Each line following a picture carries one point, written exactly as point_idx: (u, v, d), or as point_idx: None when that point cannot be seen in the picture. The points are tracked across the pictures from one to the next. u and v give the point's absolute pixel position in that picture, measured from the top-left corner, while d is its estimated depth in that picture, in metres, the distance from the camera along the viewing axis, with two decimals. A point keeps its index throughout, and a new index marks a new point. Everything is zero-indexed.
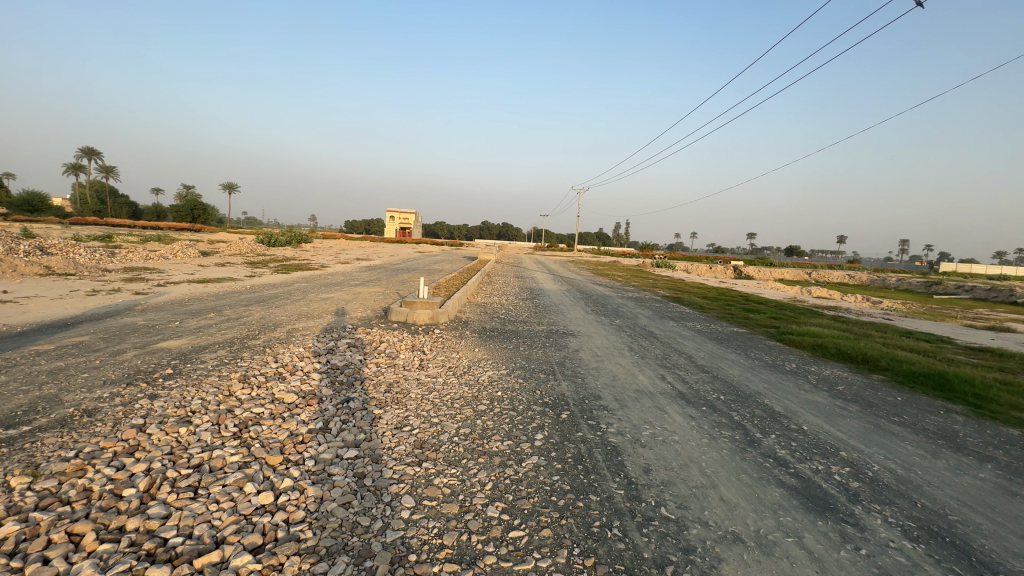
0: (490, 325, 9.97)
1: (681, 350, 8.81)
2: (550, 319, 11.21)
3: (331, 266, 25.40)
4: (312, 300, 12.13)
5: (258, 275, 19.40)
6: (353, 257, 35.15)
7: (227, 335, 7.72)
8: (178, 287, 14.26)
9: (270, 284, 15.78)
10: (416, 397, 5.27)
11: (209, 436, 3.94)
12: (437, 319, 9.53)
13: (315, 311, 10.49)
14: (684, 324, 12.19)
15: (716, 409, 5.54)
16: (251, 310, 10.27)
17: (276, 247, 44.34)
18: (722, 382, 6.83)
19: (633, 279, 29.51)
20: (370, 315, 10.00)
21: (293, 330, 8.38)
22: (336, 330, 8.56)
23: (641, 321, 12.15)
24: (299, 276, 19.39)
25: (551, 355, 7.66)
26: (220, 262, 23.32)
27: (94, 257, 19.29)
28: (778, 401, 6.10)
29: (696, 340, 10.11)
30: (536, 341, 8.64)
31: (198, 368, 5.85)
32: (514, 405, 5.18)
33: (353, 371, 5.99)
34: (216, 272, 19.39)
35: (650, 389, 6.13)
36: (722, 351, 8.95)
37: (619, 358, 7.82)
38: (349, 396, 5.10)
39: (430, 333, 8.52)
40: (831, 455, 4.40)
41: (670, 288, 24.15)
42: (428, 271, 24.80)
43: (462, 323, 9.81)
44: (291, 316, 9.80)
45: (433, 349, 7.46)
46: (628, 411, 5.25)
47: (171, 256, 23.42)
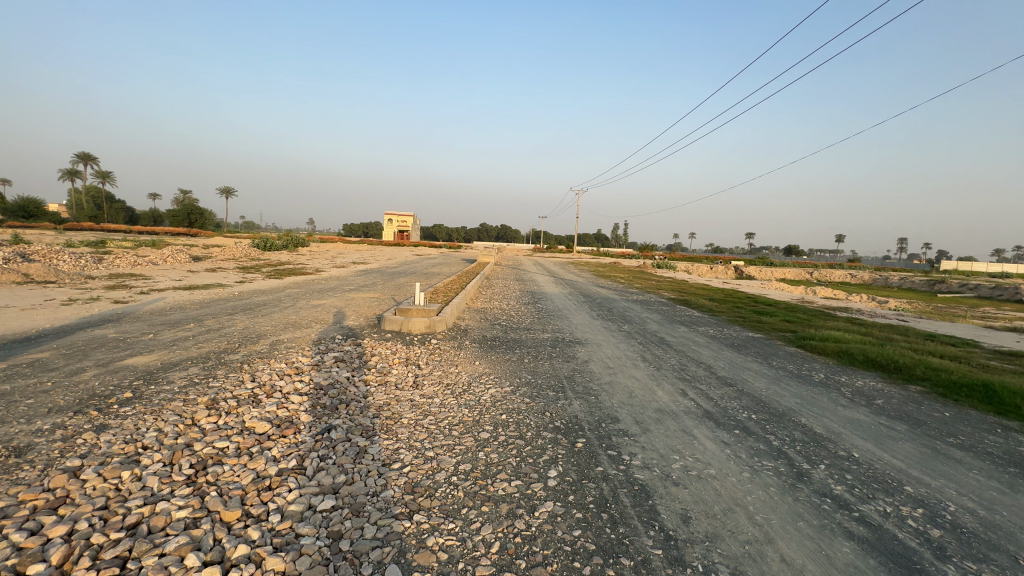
0: (492, 333, 9.28)
1: (698, 359, 8.12)
2: (555, 326, 10.52)
3: (326, 271, 24.70)
4: (302, 308, 11.45)
5: (249, 280, 18.71)
6: (349, 260, 34.45)
7: (204, 349, 7.04)
8: (162, 294, 13.57)
9: (260, 290, 15.11)
10: (409, 423, 4.59)
11: (154, 483, 3.25)
12: (433, 329, 8.85)
13: (304, 320, 9.82)
14: (696, 330, 11.51)
15: (751, 433, 4.85)
16: (235, 320, 9.59)
17: (271, 250, 43.74)
18: (749, 397, 6.15)
19: (636, 280, 28.92)
20: (362, 324, 9.32)
21: (277, 342, 7.70)
22: (324, 341, 7.88)
23: (651, 327, 11.46)
24: (292, 281, 18.73)
25: (559, 368, 6.98)
26: (210, 267, 22.60)
27: (78, 264, 18.60)
28: (817, 420, 5.42)
29: (712, 348, 9.42)
30: (541, 351, 7.96)
31: (162, 390, 5.17)
32: (521, 432, 4.51)
33: (339, 392, 5.31)
34: (206, 278, 18.74)
35: (673, 408, 5.45)
36: (742, 360, 8.28)
37: (632, 369, 7.14)
38: (331, 424, 4.42)
39: (426, 345, 7.83)
40: (897, 492, 3.73)
41: (674, 290, 23.54)
42: (425, 275, 24.13)
43: (461, 332, 9.13)
44: (277, 326, 9.13)
45: (429, 362, 6.78)
46: (651, 437, 4.57)
47: (161, 261, 22.74)
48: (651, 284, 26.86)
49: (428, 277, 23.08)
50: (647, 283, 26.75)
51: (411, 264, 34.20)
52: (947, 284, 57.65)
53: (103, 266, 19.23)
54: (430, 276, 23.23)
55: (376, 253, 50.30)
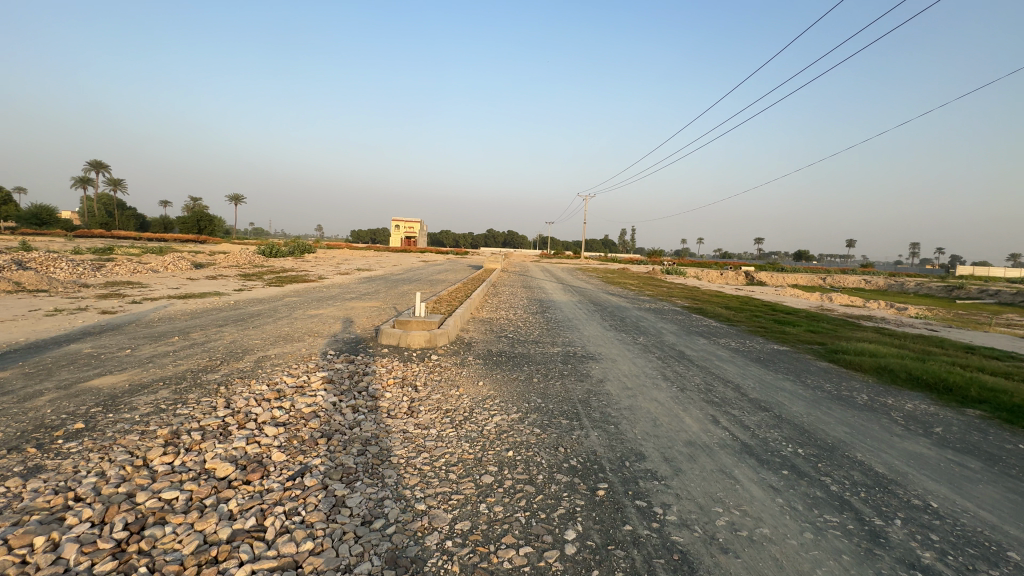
0: (498, 348, 8.56)
1: (725, 378, 7.35)
2: (565, 339, 9.80)
3: (329, 278, 24.16)
4: (298, 319, 10.84)
5: (249, 288, 18.22)
6: (354, 267, 33.93)
7: (181, 368, 6.40)
8: (155, 304, 13.03)
9: (258, 299, 14.55)
10: (399, 463, 3.90)
11: (71, 556, 2.59)
12: (434, 343, 8.19)
13: (298, 332, 9.18)
14: (717, 342, 10.71)
15: (802, 474, 4.10)
16: (224, 332, 8.96)
17: (277, 257, 43.61)
18: (789, 424, 5.40)
19: (647, 287, 28.14)
20: (359, 338, 8.66)
21: (264, 359, 7.06)
22: (315, 357, 7.22)
23: (669, 339, 10.68)
24: (293, 289, 18.21)
25: (571, 389, 6.27)
26: (212, 275, 22.13)
27: (76, 272, 18.18)
28: (874, 455, 4.66)
29: (738, 363, 8.64)
30: (551, 369, 7.25)
31: (119, 420, 4.52)
32: (531, 476, 3.80)
33: (321, 422, 4.63)
34: (205, 285, 18.24)
35: (706, 441, 4.72)
36: (773, 379, 7.51)
37: (653, 390, 6.40)
38: (305, 466, 3.74)
39: (425, 361, 7.16)
40: (1003, 564, 2.97)
41: (687, 297, 22.71)
42: (430, 282, 23.51)
43: (465, 346, 8.45)
44: (268, 339, 8.49)
45: (428, 383, 6.09)
46: (685, 481, 3.84)
47: (161, 269, 22.34)
48: (662, 291, 25.97)
49: (432, 284, 22.46)
50: (658, 291, 25.84)
51: (417, 271, 33.59)
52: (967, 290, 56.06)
53: (102, 274, 18.81)
54: (435, 284, 22.60)
55: (382, 259, 49.91)
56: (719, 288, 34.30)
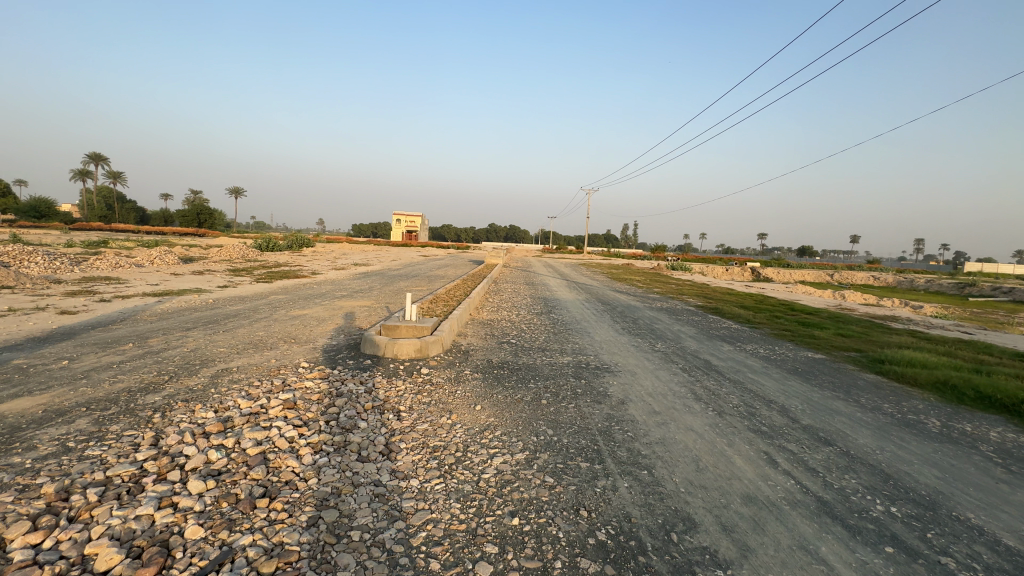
0: (499, 358, 7.43)
1: (766, 398, 6.23)
2: (576, 346, 8.68)
3: (323, 273, 23.08)
4: (277, 321, 9.75)
5: (236, 285, 17.17)
6: (350, 262, 32.78)
7: (117, 387, 5.30)
8: (127, 303, 11.96)
9: (241, 297, 13.47)
10: (361, 542, 2.80)
11: None
12: (426, 352, 7.10)
13: (273, 338, 8.08)
14: (743, 349, 9.55)
15: (914, 553, 3.01)
16: (188, 338, 7.87)
17: (273, 250, 42.65)
18: (865, 466, 4.30)
19: (655, 284, 27.04)
20: (341, 346, 7.56)
21: (223, 373, 5.97)
22: (284, 371, 6.12)
23: (690, 346, 9.55)
24: (282, 285, 17.14)
25: (588, 414, 5.17)
26: (199, 269, 21.04)
27: (51, 267, 17.11)
28: (993, 516, 3.55)
29: (774, 377, 7.52)
30: (562, 385, 6.14)
31: (1, 468, 3.43)
32: (545, 563, 2.71)
33: (267, 472, 3.54)
34: (189, 281, 17.18)
35: (770, 496, 3.63)
36: (822, 398, 6.41)
37: (685, 415, 5.31)
38: (227, 552, 2.65)
39: (414, 377, 6.06)
40: None
41: (699, 295, 21.55)
42: (428, 278, 22.38)
43: (461, 356, 7.35)
44: (235, 347, 7.39)
45: (413, 409, 4.98)
46: (760, 569, 2.75)
47: (146, 263, 21.30)
48: (672, 288, 24.79)
49: (430, 280, 21.36)
50: (667, 288, 24.67)
51: (415, 266, 32.45)
52: (980, 287, 54.73)
53: (80, 269, 17.73)
54: (434, 280, 21.48)
55: (381, 253, 48.77)
56: (728, 285, 33.15)
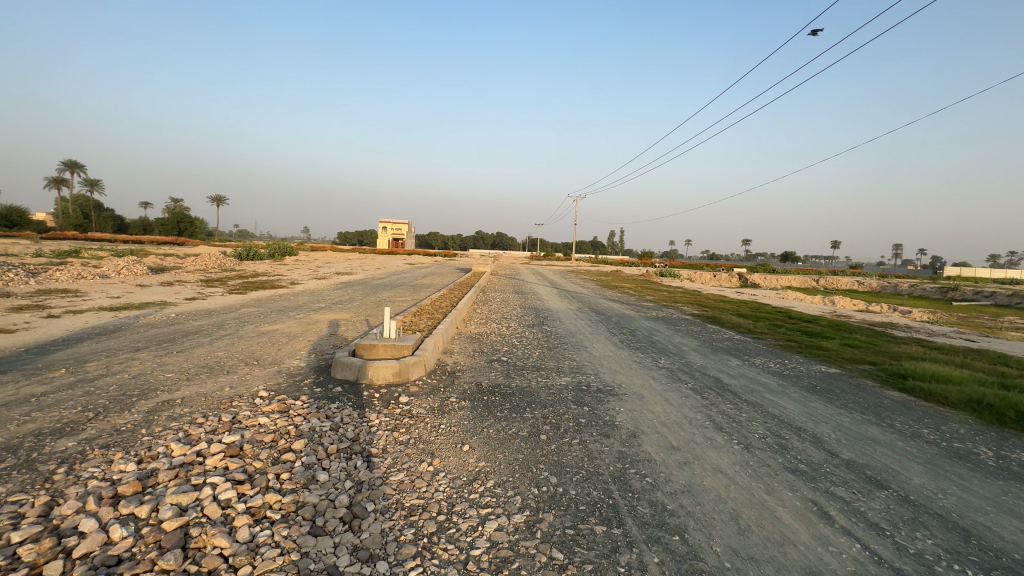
0: (488, 381, 6.58)
1: (793, 425, 5.49)
2: (573, 364, 7.88)
3: (301, 283, 21.98)
4: (243, 339, 8.79)
5: (206, 296, 16.07)
6: (332, 271, 31.63)
7: (24, 429, 4.34)
8: (79, 318, 10.86)
9: (209, 311, 12.43)
10: None
11: None
12: (406, 375, 6.23)
13: (232, 360, 7.12)
14: (752, 363, 8.83)
15: None
16: (133, 362, 6.88)
17: (254, 259, 41.41)
18: (935, 518, 3.55)
19: (647, 291, 26.45)
20: (309, 369, 6.66)
21: (161, 407, 5.03)
22: (236, 403, 5.20)
23: (696, 361, 8.81)
24: (257, 297, 16.11)
25: (597, 454, 4.35)
26: (168, 280, 19.83)
27: (3, 278, 15.84)
28: None
29: (793, 397, 6.80)
30: (563, 414, 5.34)
31: None
32: None
33: (183, 559, 2.65)
34: (157, 293, 16.05)
35: (840, 571, 2.85)
36: (854, 424, 5.69)
37: (709, 452, 4.54)
38: None
39: (391, 408, 5.19)
40: None
41: (693, 303, 20.95)
42: (413, 288, 21.42)
43: (446, 379, 6.49)
44: (186, 372, 6.43)
45: (386, 452, 4.11)
46: None
47: (111, 275, 20.01)
48: (664, 296, 24.18)
49: (415, 290, 20.43)
50: (660, 296, 24.09)
51: (400, 274, 31.43)
52: (963, 291, 55.32)
53: (35, 281, 16.45)
54: (418, 290, 20.55)
55: (366, 262, 47.59)
56: (719, 291, 32.76)
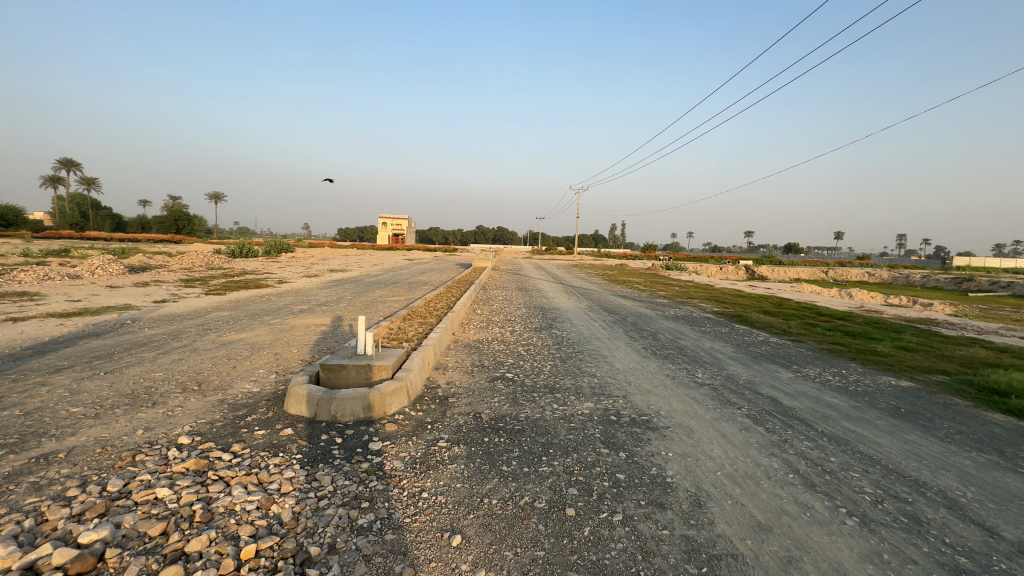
0: (490, 412, 5.09)
1: (907, 477, 4.02)
2: (594, 381, 6.43)
3: (289, 282, 20.45)
4: (195, 354, 7.28)
5: (179, 298, 14.56)
6: (325, 268, 30.14)
7: None
8: (17, 328, 9.37)
9: (172, 317, 10.90)
10: None
11: None
12: (382, 410, 4.70)
13: (167, 387, 5.63)
14: (807, 376, 7.34)
15: None
16: (40, 390, 5.39)
17: (246, 256, 39.91)
18: None
19: (658, 287, 24.91)
20: (260, 398, 5.18)
21: (28, 468, 3.55)
22: (140, 459, 3.72)
23: (740, 373, 7.34)
24: (236, 299, 14.62)
25: (653, 546, 2.89)
26: (145, 280, 18.36)
27: None
28: None
29: (880, 427, 5.31)
30: (593, 468, 3.89)
31: None
32: None
33: None
34: (126, 295, 14.57)
35: None
36: (985, 472, 4.21)
37: (816, 535, 3.09)
38: None
39: (355, 465, 3.71)
40: None
41: (712, 299, 19.43)
42: (407, 286, 19.89)
43: (436, 412, 4.98)
44: (99, 405, 4.94)
45: (332, 556, 2.65)
46: None
47: (83, 275, 18.55)
48: (679, 291, 22.62)
49: (409, 288, 18.89)
50: (674, 291, 22.51)
51: (396, 271, 29.82)
52: (979, 281, 53.51)
53: None
54: (413, 288, 19.01)
55: (363, 258, 46.04)
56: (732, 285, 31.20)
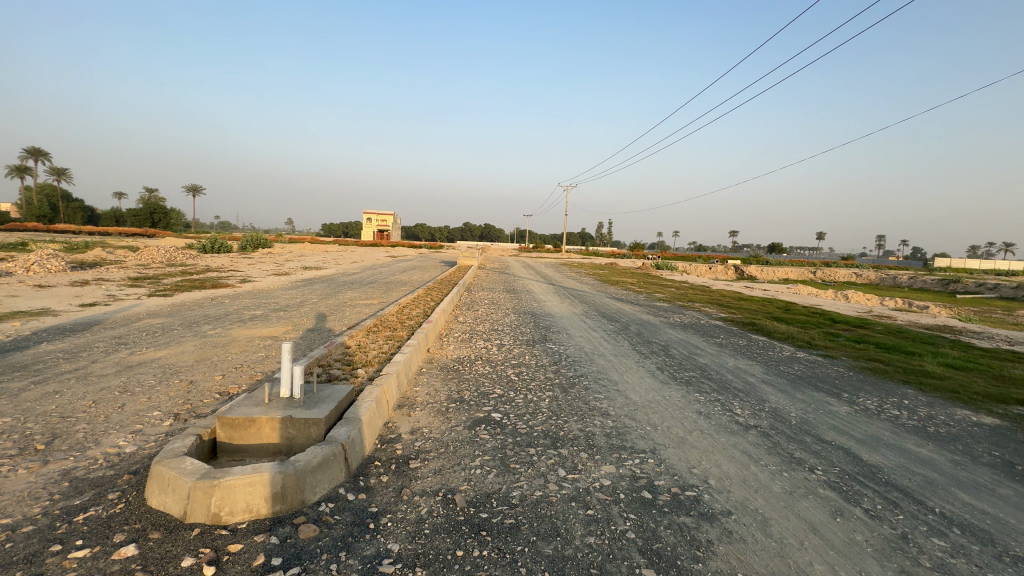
0: (467, 490, 3.44)
1: None
2: (607, 426, 4.83)
3: (253, 282, 18.50)
4: (79, 384, 5.47)
5: (114, 301, 12.62)
6: (299, 266, 28.09)
7: None
8: None
9: (88, 327, 9.00)
10: None
11: None
12: (287, 498, 2.96)
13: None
14: (870, 412, 5.85)
15: None
16: None
17: (218, 251, 37.72)
18: None
19: (654, 288, 23.50)
20: (124, 471, 3.44)
21: None
22: None
23: (786, 408, 5.82)
24: (182, 301, 12.74)
25: None
26: (85, 279, 16.26)
27: None
28: None
29: (1015, 502, 3.80)
30: None
31: None
32: None
33: None
34: (53, 297, 12.60)
35: None
36: None
37: None
38: None
39: None
40: None
41: (715, 303, 18.03)
42: (384, 286, 18.05)
43: (385, 493, 3.31)
44: None
45: None
46: None
47: (15, 272, 16.42)
48: (678, 293, 21.21)
49: (386, 289, 17.13)
50: (672, 294, 21.13)
51: (375, 269, 27.85)
52: (969, 283, 53.24)
53: None
54: (390, 289, 17.19)
55: (344, 254, 44.02)
56: (728, 286, 29.99)
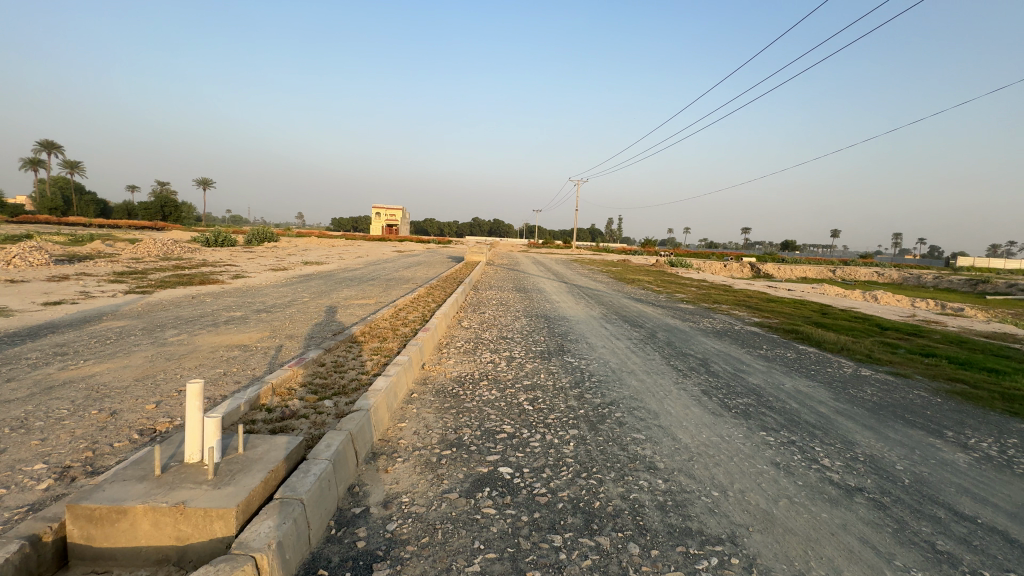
0: None
1: None
2: (660, 493, 3.47)
3: (246, 278, 17.29)
4: None
5: (84, 300, 11.43)
6: (300, 262, 26.89)
7: None
8: None
9: (34, 332, 7.77)
10: None
11: None
12: None
13: None
14: (999, 464, 4.41)
15: None
16: None
17: (220, 245, 36.83)
18: None
19: (674, 288, 22.01)
20: None
21: None
22: None
23: (887, 457, 4.40)
24: (159, 301, 11.50)
25: None
26: (64, 274, 15.11)
27: None
28: None
29: None
30: None
31: None
32: None
33: None
34: (18, 294, 11.43)
35: None
36: None
37: None
38: None
39: None
40: None
41: (745, 305, 16.48)
42: (385, 284, 16.74)
43: None
44: None
45: None
46: None
47: None
48: (701, 294, 19.68)
49: (387, 287, 15.85)
50: (696, 294, 19.56)
51: (378, 265, 26.56)
52: (1000, 282, 50.75)
53: None
54: (390, 287, 15.86)
55: (350, 250, 42.89)
56: (750, 286, 28.30)
